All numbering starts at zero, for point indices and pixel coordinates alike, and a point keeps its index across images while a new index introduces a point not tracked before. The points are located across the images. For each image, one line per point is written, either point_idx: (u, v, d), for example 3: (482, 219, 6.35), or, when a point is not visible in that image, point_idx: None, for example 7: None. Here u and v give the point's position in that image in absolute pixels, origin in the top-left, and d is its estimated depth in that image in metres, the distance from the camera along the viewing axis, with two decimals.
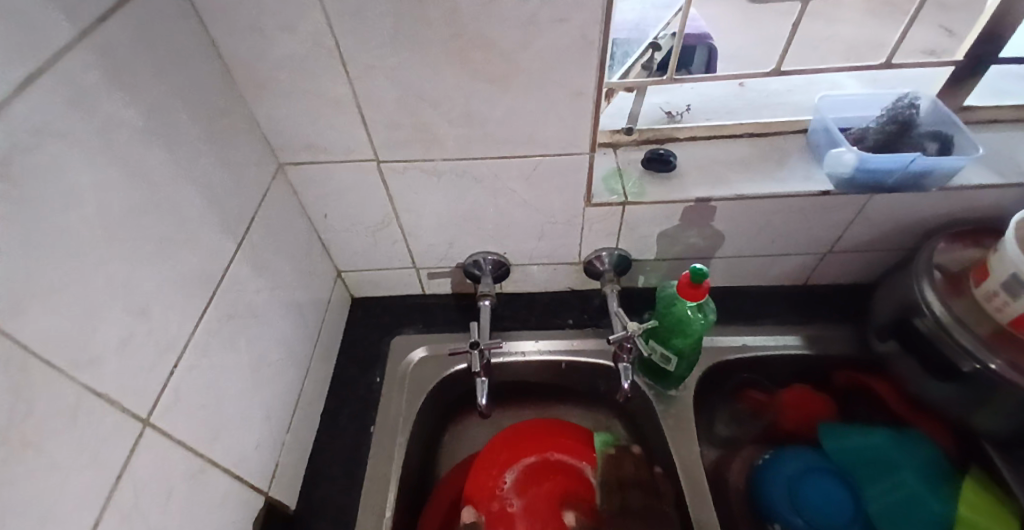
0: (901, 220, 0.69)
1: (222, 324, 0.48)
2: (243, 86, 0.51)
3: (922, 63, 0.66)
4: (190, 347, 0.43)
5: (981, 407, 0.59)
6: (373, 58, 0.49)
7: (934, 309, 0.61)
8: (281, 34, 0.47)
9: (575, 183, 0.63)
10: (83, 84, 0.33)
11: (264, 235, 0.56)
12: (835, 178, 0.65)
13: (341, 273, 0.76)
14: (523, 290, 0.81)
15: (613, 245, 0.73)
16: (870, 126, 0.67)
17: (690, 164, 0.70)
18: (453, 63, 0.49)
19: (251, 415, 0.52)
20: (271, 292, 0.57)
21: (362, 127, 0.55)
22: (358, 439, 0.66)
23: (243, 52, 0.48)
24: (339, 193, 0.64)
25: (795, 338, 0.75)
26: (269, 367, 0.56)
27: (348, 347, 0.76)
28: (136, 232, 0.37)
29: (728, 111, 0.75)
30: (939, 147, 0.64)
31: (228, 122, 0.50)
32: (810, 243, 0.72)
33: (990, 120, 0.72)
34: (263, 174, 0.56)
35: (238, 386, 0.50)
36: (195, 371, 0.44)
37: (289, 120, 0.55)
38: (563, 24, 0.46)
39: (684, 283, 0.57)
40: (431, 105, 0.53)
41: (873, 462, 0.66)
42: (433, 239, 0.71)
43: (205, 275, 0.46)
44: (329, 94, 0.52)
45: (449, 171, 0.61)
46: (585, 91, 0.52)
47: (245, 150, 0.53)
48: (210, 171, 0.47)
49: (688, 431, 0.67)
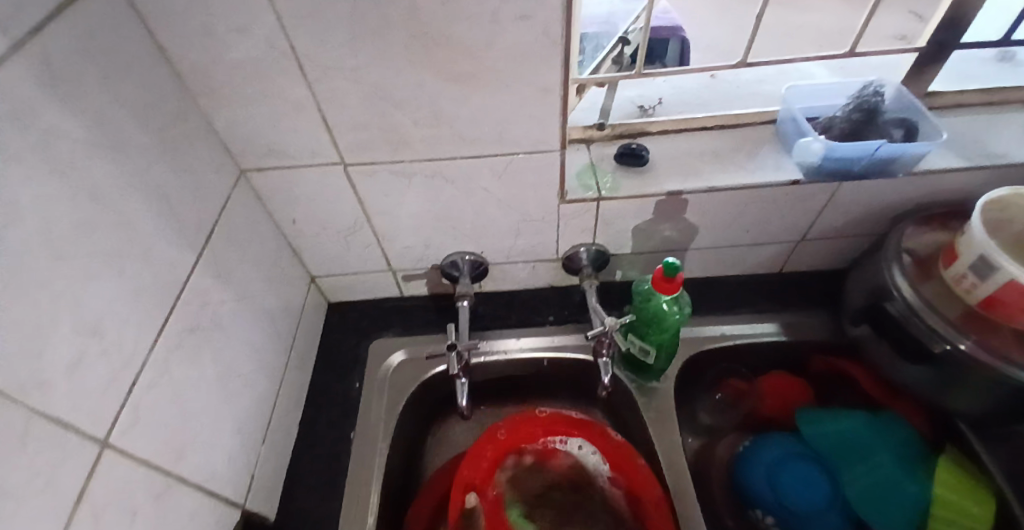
0: (871, 206, 0.70)
1: (185, 338, 0.46)
2: (198, 91, 0.50)
3: (887, 50, 0.67)
4: (150, 364, 0.42)
5: (950, 388, 0.60)
6: (333, 59, 0.47)
7: (904, 293, 0.62)
8: (234, 37, 0.45)
9: (547, 180, 0.62)
10: (17, 96, 0.31)
11: (229, 244, 0.54)
12: (803, 167, 0.66)
13: (315, 279, 0.75)
14: (502, 289, 0.81)
15: (590, 241, 0.73)
16: (838, 114, 0.68)
17: (663, 157, 0.70)
18: (416, 63, 0.48)
19: (220, 429, 0.51)
20: (239, 303, 0.55)
21: (326, 130, 0.54)
22: (337, 446, 0.65)
23: (195, 56, 0.47)
24: (308, 198, 0.62)
25: (772, 326, 0.76)
26: (239, 379, 0.54)
27: (325, 353, 0.74)
28: (84, 248, 0.36)
29: (700, 104, 0.75)
30: (904, 134, 0.64)
31: (183, 130, 0.48)
32: (783, 232, 0.73)
33: (954, 105, 0.73)
34: (225, 182, 0.55)
35: (205, 401, 0.49)
36: (157, 388, 0.42)
37: (250, 125, 0.53)
38: (527, 21, 0.46)
39: (658, 277, 0.57)
40: (395, 106, 0.52)
41: (850, 445, 0.67)
42: (408, 241, 0.70)
43: (165, 289, 0.44)
44: (289, 97, 0.51)
45: (419, 172, 0.60)
46: (552, 88, 0.52)
47: (204, 157, 0.51)
48: (165, 180, 0.45)
49: (670, 423, 0.67)
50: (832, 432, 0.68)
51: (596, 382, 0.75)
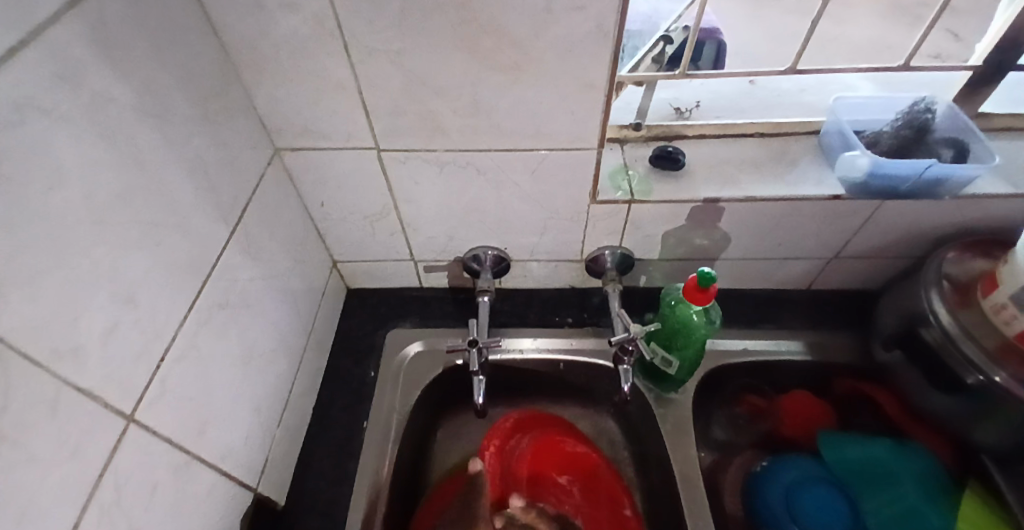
0: (912, 228, 0.67)
1: (213, 314, 0.46)
2: (239, 66, 0.49)
3: (942, 67, 0.65)
4: (178, 338, 0.41)
5: (983, 420, 0.58)
6: (377, 41, 0.46)
7: (941, 319, 0.60)
8: (281, 13, 0.44)
9: (581, 178, 0.61)
10: (71, 59, 0.31)
11: (257, 223, 0.53)
12: (846, 182, 0.64)
13: (337, 263, 0.74)
14: (522, 287, 0.80)
15: (617, 244, 0.71)
16: (885, 129, 0.65)
17: (699, 163, 0.68)
18: (461, 50, 0.47)
19: (239, 408, 0.50)
20: (265, 282, 0.55)
21: (362, 113, 0.53)
22: (349, 433, 0.65)
23: (241, 29, 0.46)
24: (337, 182, 0.62)
25: (798, 343, 0.74)
26: (261, 359, 0.54)
27: (342, 338, 0.74)
28: (126, 217, 0.35)
29: (738, 109, 0.73)
30: (954, 155, 0.62)
31: (223, 104, 0.48)
32: (818, 248, 0.71)
33: (1004, 128, 0.71)
34: (258, 160, 0.54)
35: (227, 379, 0.48)
36: (184, 363, 0.42)
37: (288, 103, 0.52)
38: (580, 12, 0.44)
39: (690, 287, 0.55)
40: (435, 93, 0.51)
41: (874, 472, 0.65)
42: (433, 231, 0.69)
43: (197, 263, 0.44)
44: (330, 77, 0.50)
45: (452, 162, 0.59)
46: (597, 84, 0.50)
47: (241, 133, 0.51)
48: (203, 152, 0.45)
49: (688, 434, 0.66)
50: (856, 456, 0.66)
51: (613, 387, 0.74)
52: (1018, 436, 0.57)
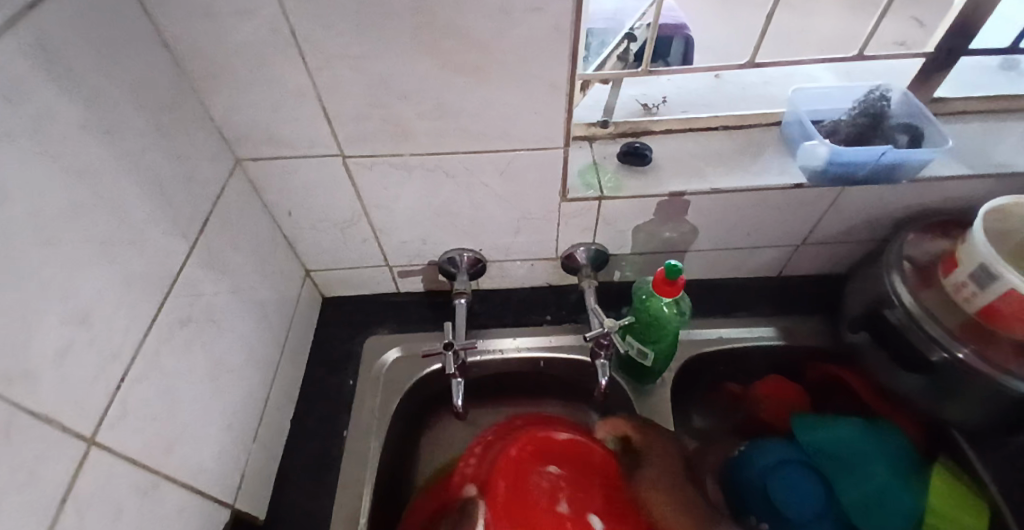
0: (874, 213, 0.69)
1: (176, 330, 0.45)
2: (195, 77, 0.48)
3: (896, 56, 0.67)
4: (139, 356, 0.40)
5: (947, 396, 0.60)
6: (335, 47, 0.46)
7: (902, 299, 0.62)
8: (235, 22, 0.44)
9: (551, 177, 0.61)
10: (13, 77, 0.30)
11: (221, 235, 0.53)
12: (808, 171, 0.65)
13: (310, 272, 0.73)
14: (499, 287, 0.80)
15: (590, 240, 0.72)
16: (843, 118, 0.67)
17: (667, 158, 0.69)
18: (421, 54, 0.47)
19: (209, 424, 0.49)
20: (233, 294, 0.54)
21: (325, 120, 0.53)
22: (328, 443, 0.64)
23: (194, 39, 0.45)
24: (304, 190, 0.61)
25: (771, 330, 0.75)
26: (231, 374, 0.53)
27: (319, 347, 0.73)
28: (76, 235, 0.35)
29: (704, 104, 0.75)
30: (910, 139, 0.64)
31: (179, 116, 0.47)
32: (785, 236, 0.73)
33: (958, 113, 0.73)
34: (219, 171, 0.53)
35: (194, 396, 0.47)
36: (145, 382, 0.41)
37: (249, 112, 0.52)
38: (538, 13, 0.44)
39: (659, 279, 0.56)
40: (398, 97, 0.51)
41: (846, 454, 0.65)
42: (406, 235, 0.68)
43: (157, 279, 0.43)
44: (290, 85, 0.49)
45: (419, 166, 0.59)
46: (559, 84, 0.51)
47: (199, 144, 0.50)
48: (157, 165, 0.44)
49: (666, 425, 0.67)
50: (829, 439, 0.66)
51: (592, 383, 0.74)
52: (981, 410, 0.59)
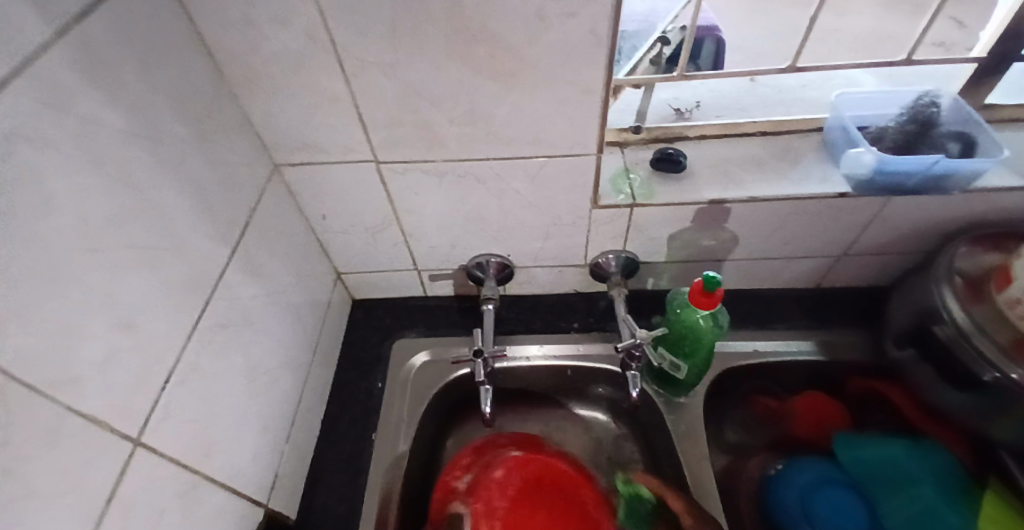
0: (921, 223, 0.66)
1: (215, 332, 0.46)
2: (235, 84, 0.49)
3: (945, 60, 0.64)
4: (180, 363, 0.41)
5: (1001, 417, 0.57)
6: (370, 53, 0.46)
7: (954, 315, 0.59)
8: (274, 29, 0.45)
9: (582, 184, 0.61)
10: (62, 85, 0.31)
11: (258, 239, 0.54)
12: (852, 180, 0.63)
13: (341, 275, 0.74)
14: (527, 293, 0.80)
15: (620, 247, 0.71)
16: (890, 125, 0.65)
17: (701, 164, 0.68)
18: (456, 60, 0.47)
19: (244, 425, 0.50)
20: (268, 297, 0.55)
21: (360, 126, 0.53)
22: (358, 446, 0.65)
23: (235, 46, 0.46)
24: (338, 194, 0.62)
25: (809, 344, 0.73)
26: (265, 376, 0.54)
27: (348, 349, 0.74)
28: (120, 239, 0.36)
29: (739, 108, 0.73)
30: (962, 148, 0.61)
31: (218, 122, 0.48)
32: (825, 246, 0.70)
33: (1013, 118, 0.69)
34: (257, 176, 0.54)
35: (231, 397, 0.48)
36: (187, 386, 0.42)
37: (286, 119, 0.53)
38: (573, 18, 0.44)
39: (696, 291, 0.55)
40: (431, 103, 0.51)
41: (889, 473, 0.63)
42: (436, 240, 0.69)
43: (196, 282, 0.43)
44: (326, 91, 0.50)
45: (452, 171, 0.59)
46: (593, 89, 0.50)
47: (239, 149, 0.51)
48: (197, 170, 0.45)
49: (699, 437, 0.65)
50: (871, 457, 0.64)
51: (622, 392, 0.73)
52: None
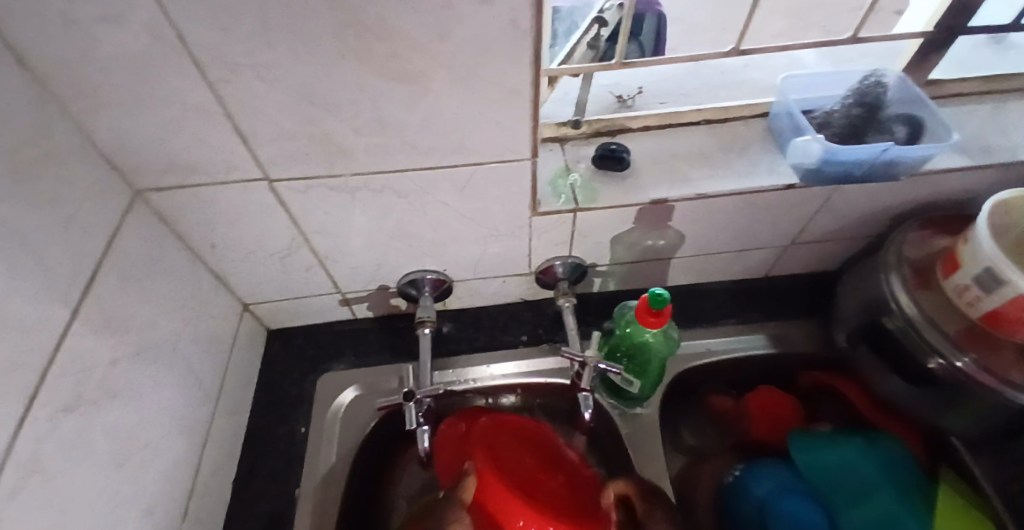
0: (867, 210, 0.64)
1: (59, 422, 0.36)
2: (64, 97, 0.38)
3: (890, 37, 0.60)
4: (8, 467, 0.32)
5: (951, 409, 0.57)
6: (236, 54, 0.36)
7: (903, 306, 0.57)
8: (101, 29, 0.34)
9: (516, 191, 0.53)
10: None
11: (123, 288, 0.44)
12: (801, 169, 0.59)
13: (249, 305, 0.64)
14: (469, 306, 0.73)
15: (567, 254, 0.65)
16: (836, 108, 0.61)
17: (645, 158, 0.62)
18: (349, 59, 0.38)
19: (118, 519, 0.41)
20: (141, 357, 0.45)
21: (241, 141, 0.43)
22: (281, 505, 0.57)
23: (50, 52, 0.35)
24: (228, 220, 0.52)
25: (761, 339, 0.70)
26: (148, 451, 0.45)
27: (265, 390, 0.65)
28: None
29: (682, 94, 0.68)
30: (909, 132, 0.58)
31: (45, 150, 0.37)
32: (773, 238, 0.67)
33: (953, 95, 0.68)
34: (110, 210, 0.43)
35: (97, 492, 0.39)
36: (24, 497, 0.32)
37: (139, 136, 0.42)
38: (487, 7, 0.36)
39: (643, 309, 0.50)
40: (326, 110, 0.42)
41: (845, 478, 0.62)
42: (358, 261, 0.60)
43: (24, 365, 0.33)
44: (186, 100, 0.39)
45: (363, 187, 0.50)
46: (521, 88, 0.42)
47: (77, 181, 0.40)
48: (16, 222, 0.34)
49: (655, 454, 0.62)
50: (827, 459, 0.63)
51: (575, 406, 0.68)
52: (981, 421, 0.56)
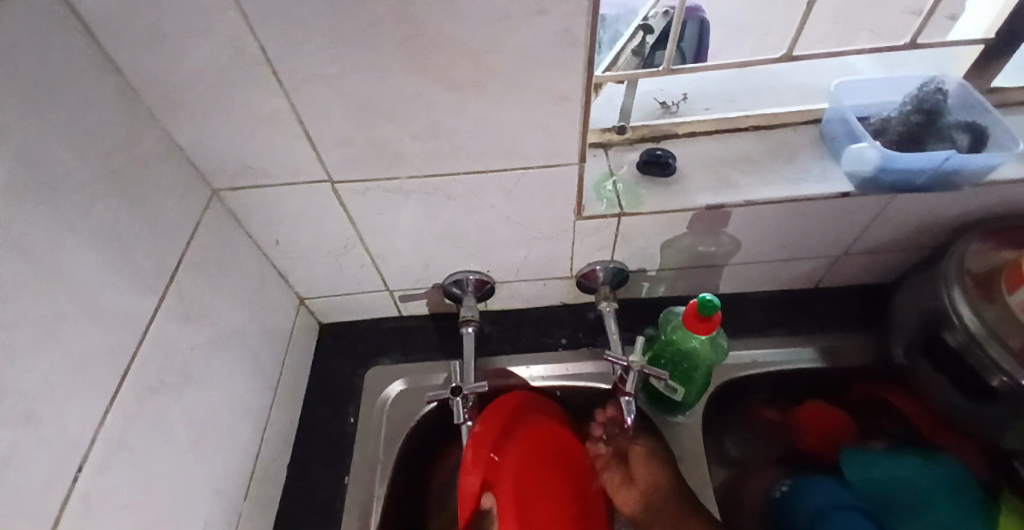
0: (927, 220, 0.62)
1: (145, 401, 0.39)
2: (153, 104, 0.42)
3: (951, 43, 0.58)
4: (100, 439, 0.35)
5: (1013, 428, 0.54)
6: (308, 64, 0.39)
7: (962, 318, 0.55)
8: (192, 42, 0.37)
9: (563, 196, 0.55)
10: None
11: (198, 281, 0.47)
12: (855, 177, 0.58)
13: (304, 301, 0.68)
14: (510, 308, 0.74)
15: (609, 258, 0.65)
16: (893, 114, 0.59)
17: (692, 164, 0.62)
18: (410, 68, 0.40)
19: (189, 495, 0.44)
20: (212, 345, 0.49)
21: (307, 145, 0.46)
22: (330, 492, 0.59)
23: (147, 64, 0.39)
24: (290, 219, 0.55)
25: (809, 350, 0.69)
26: (215, 433, 0.48)
27: (316, 382, 0.68)
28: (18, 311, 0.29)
29: (729, 99, 0.67)
30: (972, 139, 0.56)
31: (135, 152, 0.41)
32: (824, 247, 0.66)
33: (1020, 101, 0.65)
34: (189, 207, 0.47)
35: (173, 469, 0.42)
36: (113, 467, 0.36)
37: (218, 141, 0.46)
38: (543, 17, 0.37)
39: (690, 315, 0.50)
40: (386, 117, 0.44)
41: (900, 498, 0.61)
42: (407, 260, 0.62)
43: (115, 347, 0.37)
44: (261, 108, 0.43)
45: (417, 190, 0.52)
46: (570, 95, 0.44)
47: (163, 181, 0.44)
48: (109, 217, 0.37)
49: (699, 462, 0.62)
50: (878, 477, 0.62)
51: None
52: None
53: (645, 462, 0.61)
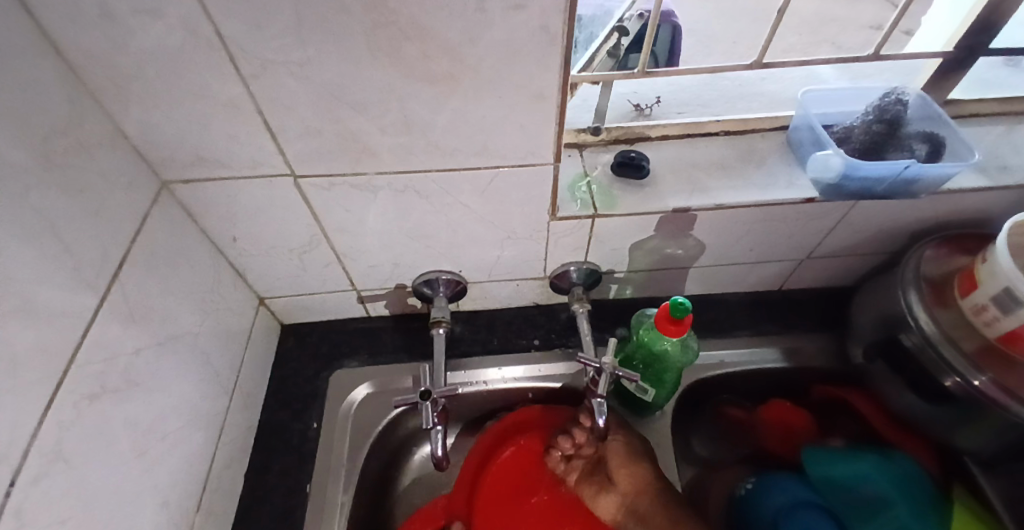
0: (887, 226, 0.64)
1: (84, 408, 0.36)
2: (96, 88, 0.39)
3: (912, 55, 0.60)
4: (34, 451, 0.32)
5: (964, 427, 0.57)
6: (269, 51, 0.37)
7: (920, 322, 0.57)
8: (140, 22, 0.34)
9: (536, 196, 0.54)
10: None
11: (147, 279, 0.44)
12: (820, 184, 0.59)
13: (265, 300, 0.65)
14: (481, 308, 0.73)
15: (582, 259, 0.65)
16: (856, 123, 0.61)
17: (664, 167, 0.62)
18: (381, 59, 0.38)
19: (134, 508, 0.41)
20: (162, 347, 0.45)
21: (268, 136, 0.44)
22: (290, 500, 0.57)
23: (90, 45, 0.36)
24: (250, 213, 0.52)
25: (774, 352, 0.70)
26: (164, 441, 0.45)
27: (277, 385, 0.65)
28: None
29: (701, 103, 0.68)
30: (930, 150, 0.58)
31: (77, 139, 0.37)
32: (790, 250, 0.67)
33: (972, 114, 0.68)
34: (138, 199, 0.44)
35: (115, 480, 0.39)
36: (47, 481, 0.33)
37: (169, 129, 0.43)
38: (520, 12, 0.36)
39: (662, 317, 0.50)
40: (355, 109, 0.42)
41: (860, 494, 0.61)
42: (374, 259, 0.60)
43: (51, 351, 0.34)
44: (218, 96, 0.40)
45: (386, 186, 0.50)
46: (547, 93, 0.43)
47: (107, 171, 0.41)
48: (44, 208, 0.34)
49: (669, 462, 0.62)
50: (842, 474, 0.63)
51: None
52: (996, 440, 0.56)
53: (625, 466, 0.58)
